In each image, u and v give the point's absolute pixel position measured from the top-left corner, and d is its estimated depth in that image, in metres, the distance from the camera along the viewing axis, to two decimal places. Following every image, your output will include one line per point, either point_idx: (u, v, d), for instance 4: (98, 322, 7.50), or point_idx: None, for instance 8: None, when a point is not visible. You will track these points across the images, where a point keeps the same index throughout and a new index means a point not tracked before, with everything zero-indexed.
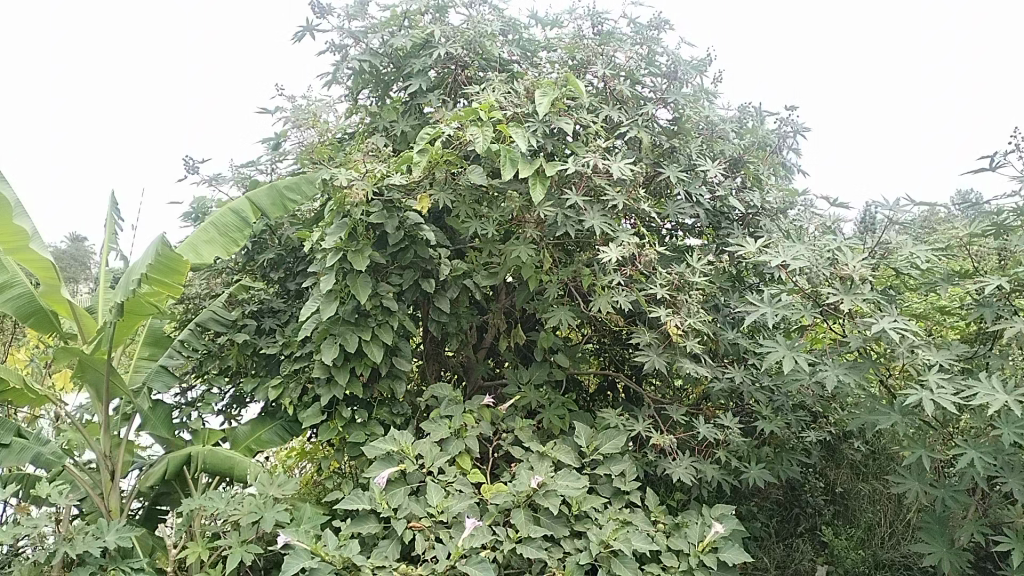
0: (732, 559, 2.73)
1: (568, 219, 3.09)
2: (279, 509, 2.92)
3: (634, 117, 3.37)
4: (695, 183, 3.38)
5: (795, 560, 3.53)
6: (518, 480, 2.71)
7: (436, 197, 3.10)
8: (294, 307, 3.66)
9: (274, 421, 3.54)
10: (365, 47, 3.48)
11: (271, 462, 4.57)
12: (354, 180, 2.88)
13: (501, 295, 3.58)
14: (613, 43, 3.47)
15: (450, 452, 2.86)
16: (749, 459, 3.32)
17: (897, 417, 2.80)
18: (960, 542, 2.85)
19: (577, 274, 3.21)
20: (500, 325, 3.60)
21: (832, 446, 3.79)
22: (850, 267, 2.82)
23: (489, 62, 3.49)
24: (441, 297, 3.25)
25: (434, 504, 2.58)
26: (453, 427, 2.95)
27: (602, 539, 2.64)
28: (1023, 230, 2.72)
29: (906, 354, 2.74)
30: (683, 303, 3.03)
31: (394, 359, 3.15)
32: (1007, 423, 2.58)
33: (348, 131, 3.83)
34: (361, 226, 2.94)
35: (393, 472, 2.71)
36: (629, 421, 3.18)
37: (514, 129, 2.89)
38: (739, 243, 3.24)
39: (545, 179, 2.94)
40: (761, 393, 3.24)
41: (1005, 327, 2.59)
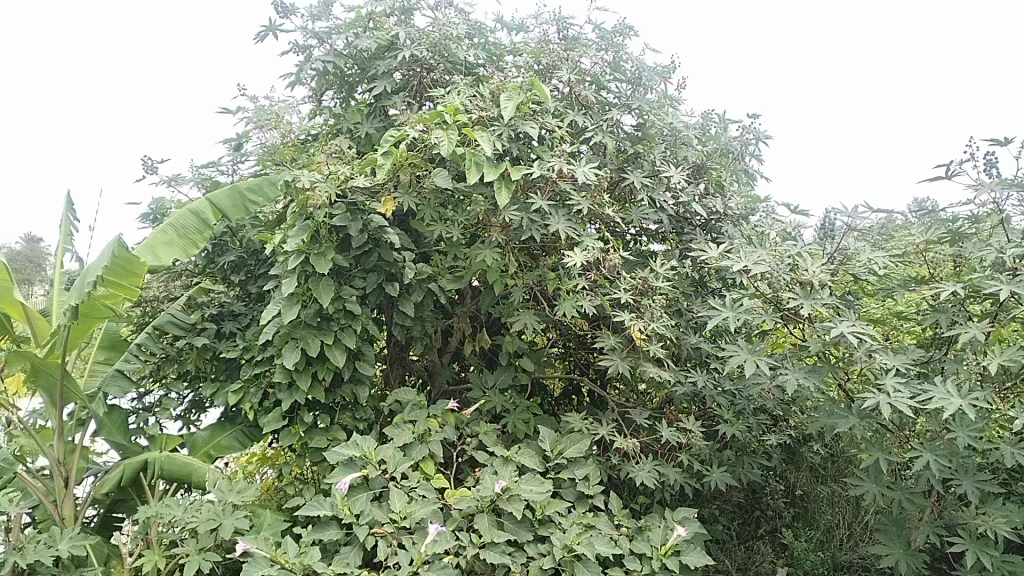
0: (694, 562, 2.73)
1: (533, 223, 3.07)
2: (239, 516, 2.85)
3: (599, 123, 3.36)
4: (659, 189, 3.39)
5: (756, 562, 3.55)
6: (482, 485, 2.67)
7: (401, 201, 3.03)
8: (255, 311, 3.59)
9: (234, 426, 3.45)
10: (330, 48, 3.42)
11: (231, 468, 4.48)
12: (317, 182, 2.82)
13: (467, 299, 3.54)
14: (579, 47, 3.47)
15: (413, 457, 2.81)
16: (712, 463, 3.33)
17: (856, 421, 2.83)
18: (916, 543, 2.88)
19: (541, 279, 3.19)
20: (465, 329, 3.57)
21: (793, 450, 3.83)
22: (810, 271, 2.86)
23: (455, 66, 3.46)
24: (406, 300, 3.21)
25: (397, 510, 2.55)
26: (416, 432, 2.91)
27: (566, 543, 2.61)
28: (976, 237, 2.77)
29: (865, 359, 2.76)
30: (647, 308, 3.03)
31: (357, 363, 3.09)
32: (961, 426, 2.61)
33: (312, 133, 3.75)
34: (323, 229, 2.89)
35: (356, 477, 2.64)
36: (593, 426, 3.17)
37: (479, 133, 2.86)
38: (701, 248, 3.25)
39: (510, 183, 2.92)
40: (723, 397, 3.23)
41: (961, 333, 2.62)
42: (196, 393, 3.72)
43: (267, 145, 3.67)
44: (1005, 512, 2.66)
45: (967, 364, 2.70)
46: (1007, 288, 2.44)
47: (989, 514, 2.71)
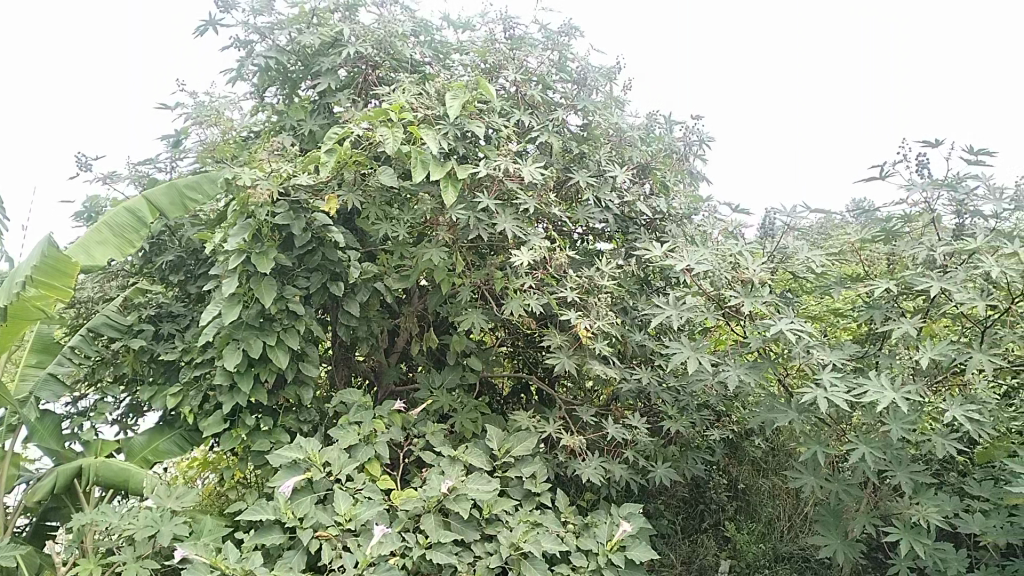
0: (640, 556, 2.74)
1: (480, 222, 3.04)
2: (179, 521, 2.75)
3: (545, 123, 3.36)
4: (604, 189, 3.40)
5: (699, 554, 3.61)
6: (428, 485, 2.64)
7: (345, 198, 2.98)
8: (196, 312, 3.46)
9: (173, 430, 3.34)
10: (272, 44, 3.33)
11: (171, 473, 4.35)
12: (258, 179, 2.75)
13: (415, 297, 3.51)
14: (524, 47, 3.46)
15: (359, 459, 2.75)
16: (656, 459, 3.35)
17: (795, 415, 2.87)
18: (853, 533, 2.95)
19: (488, 278, 3.16)
20: (412, 329, 3.52)
21: (736, 444, 3.83)
22: (751, 270, 2.90)
23: (399, 63, 3.39)
24: (351, 300, 3.15)
25: (341, 512, 2.49)
26: (362, 433, 2.85)
27: (512, 541, 2.60)
28: (909, 236, 2.84)
29: (804, 354, 2.80)
30: (593, 305, 3.04)
31: (301, 364, 3.02)
32: (895, 419, 2.68)
33: (254, 130, 3.65)
34: (266, 227, 2.81)
35: (300, 480, 2.58)
36: (541, 423, 3.16)
37: (425, 131, 2.84)
38: (646, 247, 3.26)
39: (457, 182, 2.88)
40: (667, 392, 3.27)
41: (895, 328, 2.69)
42: (133, 396, 3.58)
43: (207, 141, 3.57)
44: (937, 501, 2.74)
45: (901, 359, 2.78)
46: (940, 285, 2.50)
47: (921, 504, 2.79)
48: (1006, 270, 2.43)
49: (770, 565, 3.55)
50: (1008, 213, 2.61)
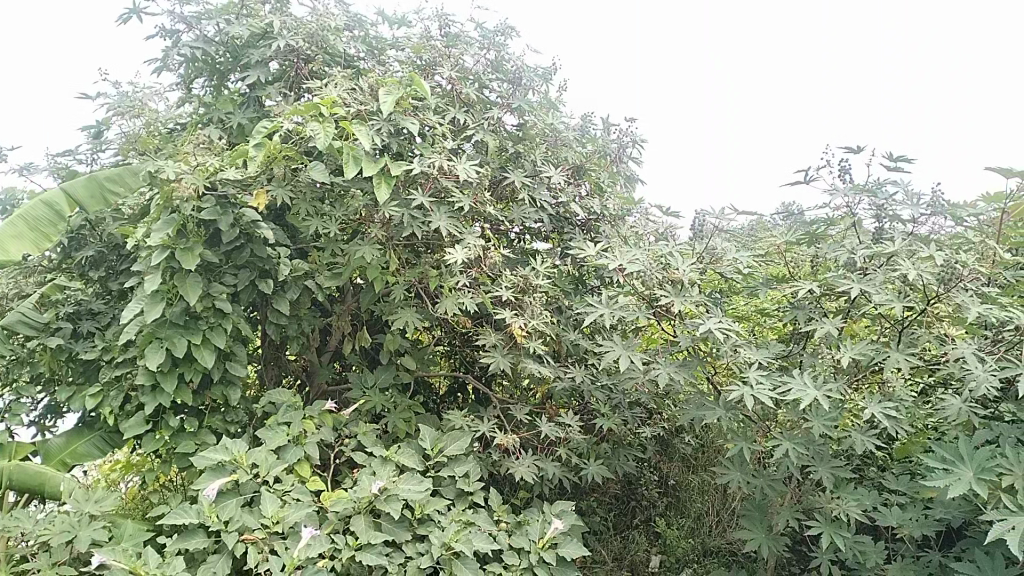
0: (571, 554, 2.72)
1: (414, 219, 2.95)
2: (98, 526, 2.62)
3: (481, 122, 3.30)
4: (539, 188, 3.36)
5: (631, 552, 3.66)
6: (358, 486, 2.57)
7: (275, 194, 2.87)
8: (117, 309, 3.20)
9: (93, 432, 3.19)
10: (199, 34, 3.22)
11: (91, 477, 4.15)
12: (183, 173, 2.66)
13: (348, 296, 3.38)
14: (460, 44, 3.41)
15: (287, 460, 2.66)
16: (589, 457, 3.34)
17: (722, 413, 2.89)
18: (777, 527, 2.99)
19: (423, 276, 3.09)
20: (345, 328, 3.43)
21: (666, 440, 3.79)
22: (681, 270, 2.92)
23: (333, 58, 3.26)
24: (280, 297, 3.04)
25: (268, 516, 2.40)
26: (291, 434, 2.74)
27: (444, 542, 2.55)
28: (832, 239, 2.90)
29: (732, 353, 2.83)
30: (528, 304, 3.01)
31: (228, 363, 2.89)
32: (818, 416, 2.73)
33: (181, 122, 3.44)
34: (191, 223, 2.68)
35: (225, 482, 2.47)
36: (475, 423, 3.11)
37: (357, 126, 2.76)
38: (579, 247, 3.24)
39: (390, 179, 2.81)
40: (600, 392, 3.26)
41: (816, 329, 2.74)
42: (50, 397, 3.39)
43: (129, 133, 3.34)
44: (858, 496, 2.80)
45: (824, 357, 2.81)
46: (861, 286, 2.54)
47: (842, 498, 2.84)
48: (923, 272, 2.50)
49: (699, 559, 3.59)
50: (925, 218, 2.67)
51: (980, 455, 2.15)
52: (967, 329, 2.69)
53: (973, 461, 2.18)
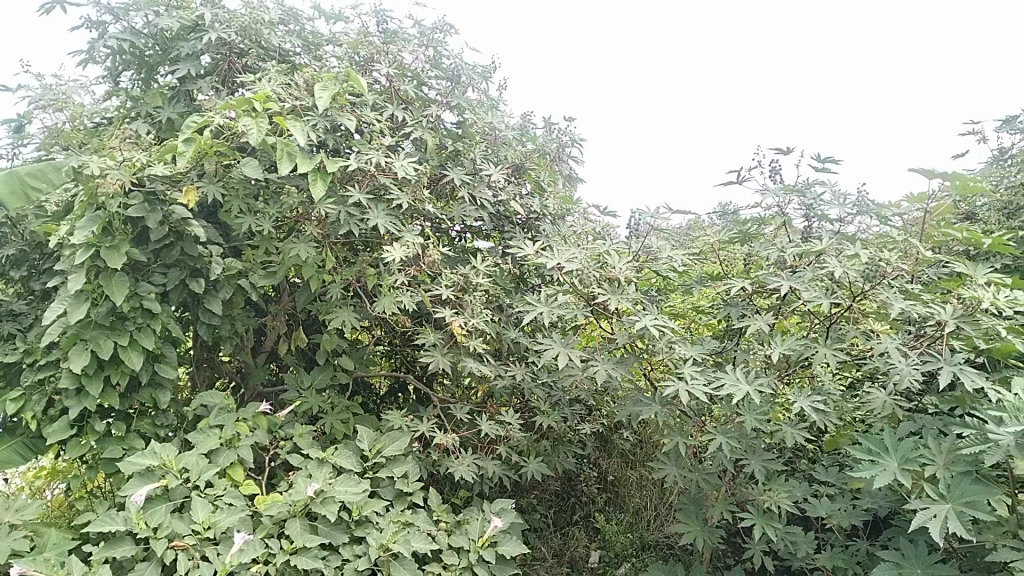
0: (511, 553, 2.66)
1: (352, 217, 2.81)
2: (16, 536, 2.47)
3: (420, 118, 3.18)
4: (479, 185, 3.27)
5: (572, 548, 3.60)
6: (296, 488, 2.36)
7: (205, 190, 2.63)
8: (39, 310, 3.01)
9: (15, 437, 2.87)
10: (126, 26, 2.82)
11: (16, 484, 3.95)
12: (108, 168, 2.39)
13: (284, 292, 3.23)
14: (399, 41, 3.24)
15: (219, 464, 2.44)
16: (529, 455, 3.27)
17: (658, 408, 2.84)
18: (711, 520, 2.99)
19: (361, 275, 2.96)
20: (280, 327, 3.29)
21: (605, 437, 3.69)
22: (618, 268, 2.87)
23: (266, 52, 2.99)
24: (212, 298, 2.79)
25: (200, 521, 2.17)
26: (224, 437, 2.53)
27: (381, 543, 2.40)
28: (763, 239, 2.91)
29: (666, 348, 2.78)
30: (468, 303, 2.94)
31: (158, 364, 2.57)
32: (750, 410, 2.71)
33: (108, 117, 3.20)
34: (118, 221, 2.40)
35: (153, 489, 2.21)
36: (414, 423, 2.98)
37: (292, 122, 2.59)
38: (518, 246, 3.16)
39: (326, 176, 2.66)
40: (540, 389, 3.19)
41: (749, 324, 2.68)
42: None
43: (52, 127, 3.06)
44: (788, 489, 2.80)
45: (755, 354, 2.80)
46: (789, 283, 2.49)
47: (773, 490, 2.84)
48: (848, 270, 2.45)
49: (636, 554, 3.59)
50: (852, 218, 2.62)
51: (904, 447, 2.11)
52: (891, 325, 2.66)
53: (896, 452, 2.13)
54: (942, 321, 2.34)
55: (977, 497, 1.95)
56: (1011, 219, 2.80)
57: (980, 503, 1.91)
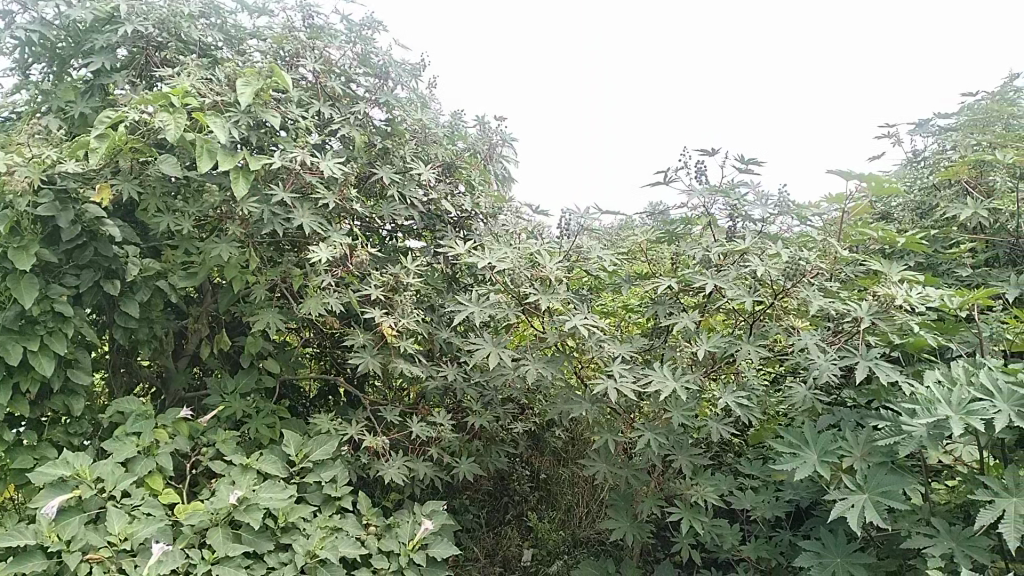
0: (444, 554, 2.28)
1: (275, 216, 2.41)
2: None
3: (348, 114, 2.74)
4: (409, 185, 2.81)
5: (503, 547, 3.12)
6: (218, 495, 2.04)
7: (120, 189, 2.24)
8: None
9: None
10: (35, 16, 2.39)
11: None
12: (12, 163, 2.03)
13: (205, 295, 2.73)
14: (324, 38, 2.76)
15: (136, 473, 2.05)
16: (461, 454, 2.85)
17: (589, 407, 2.55)
18: (642, 513, 2.70)
19: (287, 275, 2.55)
20: (202, 331, 2.73)
21: (537, 434, 3.17)
22: (547, 267, 2.54)
23: (186, 45, 2.53)
24: (129, 301, 2.37)
25: (113, 531, 1.85)
26: (140, 445, 2.12)
27: (308, 549, 2.08)
28: (691, 238, 2.75)
29: (595, 348, 2.53)
30: (398, 304, 2.53)
31: (69, 370, 2.16)
32: (676, 406, 2.45)
33: (13, 114, 2.57)
34: (27, 221, 2.06)
35: (67, 498, 1.86)
36: (343, 425, 2.59)
37: (212, 117, 2.20)
38: (450, 245, 2.77)
39: (249, 174, 2.29)
40: (473, 390, 2.77)
41: (675, 324, 2.51)
42: None
43: None
44: (715, 481, 2.60)
45: (682, 351, 2.54)
46: (713, 282, 2.38)
47: (700, 483, 2.64)
48: (770, 269, 2.38)
49: (569, 551, 3.06)
50: (774, 218, 2.60)
51: (823, 438, 2.04)
52: (812, 321, 2.55)
53: (815, 444, 2.07)
54: (860, 317, 2.23)
55: (895, 486, 1.89)
56: (924, 219, 2.77)
57: (897, 493, 1.86)
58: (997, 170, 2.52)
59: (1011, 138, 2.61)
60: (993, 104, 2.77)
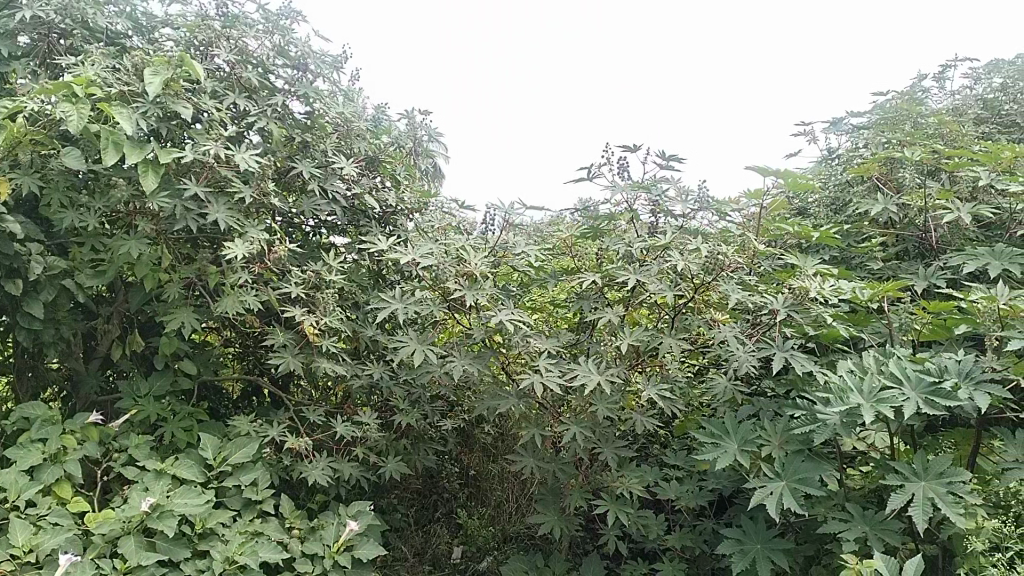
0: (373, 556, 2.11)
1: (188, 212, 2.15)
2: None
3: (265, 107, 2.40)
4: (330, 178, 2.52)
5: (432, 544, 2.93)
6: (131, 501, 1.87)
7: (18, 183, 1.99)
8: None
9: None
10: None
11: None
12: None
13: (117, 293, 2.36)
14: (241, 26, 2.45)
15: (40, 481, 1.84)
16: (388, 454, 2.58)
17: (515, 402, 2.31)
18: (570, 507, 2.47)
19: (203, 272, 2.26)
20: (113, 332, 2.36)
21: (466, 431, 2.96)
22: (473, 262, 2.30)
23: (92, 33, 2.26)
24: (30, 301, 2.09)
25: (17, 544, 1.68)
26: (46, 452, 1.91)
27: (227, 555, 1.90)
28: (612, 234, 2.53)
29: (521, 344, 2.30)
30: (320, 301, 2.31)
31: None
32: (601, 399, 2.26)
33: None
34: None
35: None
36: (265, 427, 2.28)
37: (119, 108, 1.97)
38: (370, 241, 2.50)
39: (160, 167, 2.05)
40: (400, 389, 2.52)
41: (597, 318, 2.33)
42: None
43: None
44: (640, 472, 2.40)
45: (607, 345, 2.35)
46: (635, 278, 2.23)
47: (626, 474, 2.43)
48: (689, 263, 2.26)
49: (499, 548, 2.89)
50: (692, 213, 2.44)
51: (743, 427, 1.99)
52: (729, 314, 2.44)
53: (736, 434, 2.02)
54: (775, 310, 2.22)
55: (810, 474, 1.87)
56: (838, 214, 2.81)
57: (814, 480, 1.84)
58: (904, 166, 2.53)
59: (918, 137, 2.64)
60: (903, 105, 2.82)
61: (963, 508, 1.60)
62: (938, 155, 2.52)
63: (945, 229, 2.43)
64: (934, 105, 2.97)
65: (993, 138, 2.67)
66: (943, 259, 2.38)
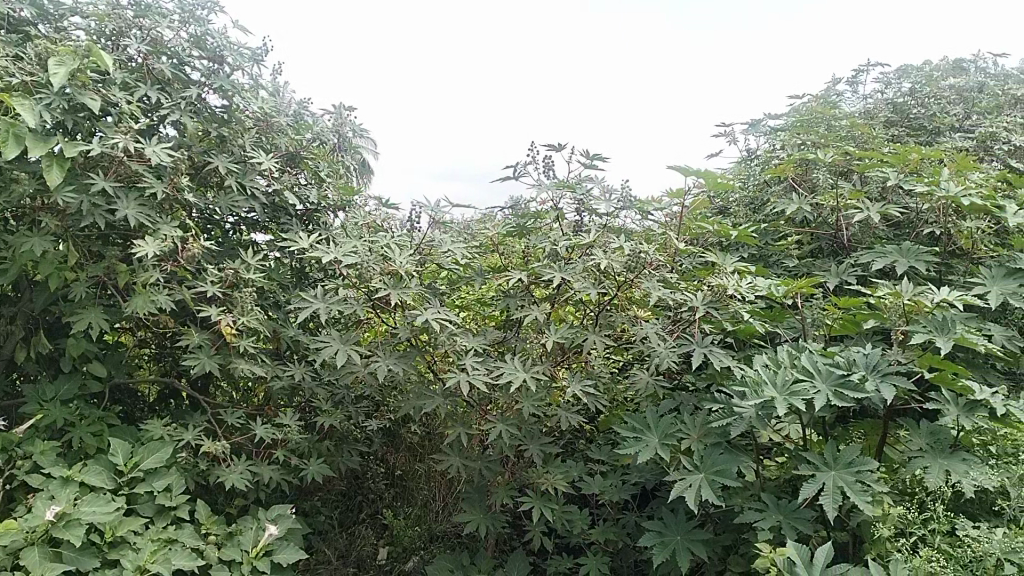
0: (292, 561, 2.06)
1: (95, 206, 2.02)
2: None
3: (178, 101, 2.26)
4: (248, 173, 2.40)
5: (357, 547, 2.86)
6: (34, 510, 1.76)
7: None
8: None
9: None
10: None
11: None
12: None
13: (22, 292, 2.22)
14: (152, 16, 2.26)
15: None
16: (310, 457, 2.50)
17: (441, 401, 2.24)
18: (497, 505, 2.44)
19: (112, 268, 2.13)
20: (14, 334, 2.21)
21: (392, 431, 2.88)
22: (397, 261, 2.24)
23: None
24: None
25: None
26: None
27: (138, 565, 1.82)
28: (538, 230, 2.48)
29: (447, 342, 2.24)
30: (237, 299, 2.22)
31: None
32: (528, 396, 2.21)
33: None
34: None
35: None
36: (178, 431, 2.15)
37: (17, 98, 1.84)
38: (290, 240, 2.41)
39: (67, 161, 1.92)
40: (323, 390, 2.45)
41: (524, 316, 2.27)
42: None
43: None
44: (566, 468, 2.39)
45: (533, 341, 2.33)
46: (561, 276, 2.18)
47: (551, 470, 2.41)
48: (612, 261, 2.23)
49: (424, 547, 2.83)
50: (618, 212, 2.42)
51: (665, 421, 2.00)
52: (652, 311, 2.45)
53: (659, 428, 2.02)
54: (695, 307, 2.23)
55: (728, 466, 1.88)
56: (757, 212, 2.86)
57: (732, 471, 1.85)
58: (819, 167, 2.61)
59: (831, 140, 2.73)
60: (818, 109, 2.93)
61: (871, 495, 1.64)
62: (850, 157, 2.61)
63: (856, 228, 2.52)
64: (848, 108, 3.14)
65: (901, 140, 2.78)
66: (854, 257, 2.46)
